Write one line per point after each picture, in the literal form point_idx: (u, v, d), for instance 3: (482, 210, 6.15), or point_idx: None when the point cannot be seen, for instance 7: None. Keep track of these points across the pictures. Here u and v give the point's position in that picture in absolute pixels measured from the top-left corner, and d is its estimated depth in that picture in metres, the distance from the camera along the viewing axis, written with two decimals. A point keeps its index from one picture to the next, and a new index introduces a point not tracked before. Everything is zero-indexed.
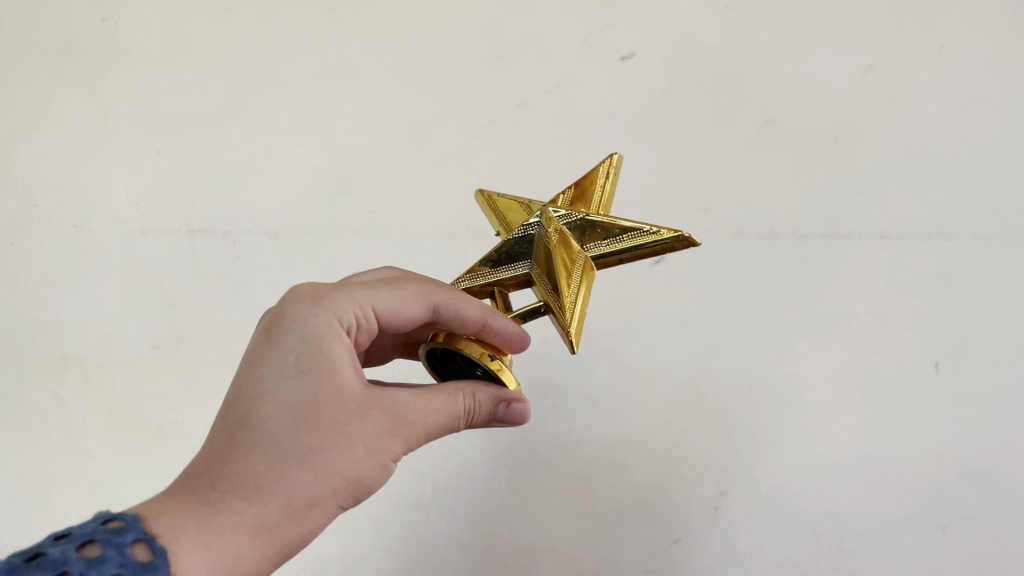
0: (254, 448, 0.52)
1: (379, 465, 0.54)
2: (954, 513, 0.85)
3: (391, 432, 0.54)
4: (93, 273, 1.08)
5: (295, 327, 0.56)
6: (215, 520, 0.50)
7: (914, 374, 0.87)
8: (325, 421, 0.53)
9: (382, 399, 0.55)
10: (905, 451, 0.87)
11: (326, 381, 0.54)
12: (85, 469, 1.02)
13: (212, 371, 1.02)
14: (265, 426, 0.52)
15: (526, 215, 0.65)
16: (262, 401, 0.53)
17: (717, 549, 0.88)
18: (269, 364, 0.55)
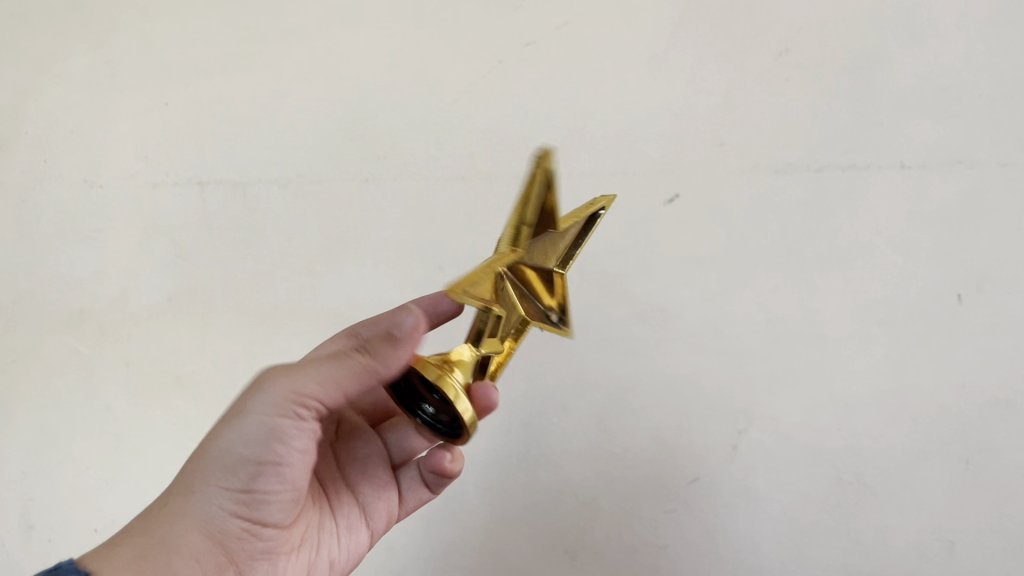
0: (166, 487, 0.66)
1: (242, 434, 0.60)
2: (977, 446, 0.84)
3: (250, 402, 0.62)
4: (105, 229, 1.08)
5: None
6: (118, 536, 0.62)
7: (935, 307, 0.87)
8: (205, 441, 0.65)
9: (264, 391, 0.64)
10: (929, 384, 0.86)
11: None
12: (108, 423, 1.04)
13: (226, 323, 1.03)
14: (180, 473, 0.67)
15: None
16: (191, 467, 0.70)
17: (734, 487, 0.88)
18: None
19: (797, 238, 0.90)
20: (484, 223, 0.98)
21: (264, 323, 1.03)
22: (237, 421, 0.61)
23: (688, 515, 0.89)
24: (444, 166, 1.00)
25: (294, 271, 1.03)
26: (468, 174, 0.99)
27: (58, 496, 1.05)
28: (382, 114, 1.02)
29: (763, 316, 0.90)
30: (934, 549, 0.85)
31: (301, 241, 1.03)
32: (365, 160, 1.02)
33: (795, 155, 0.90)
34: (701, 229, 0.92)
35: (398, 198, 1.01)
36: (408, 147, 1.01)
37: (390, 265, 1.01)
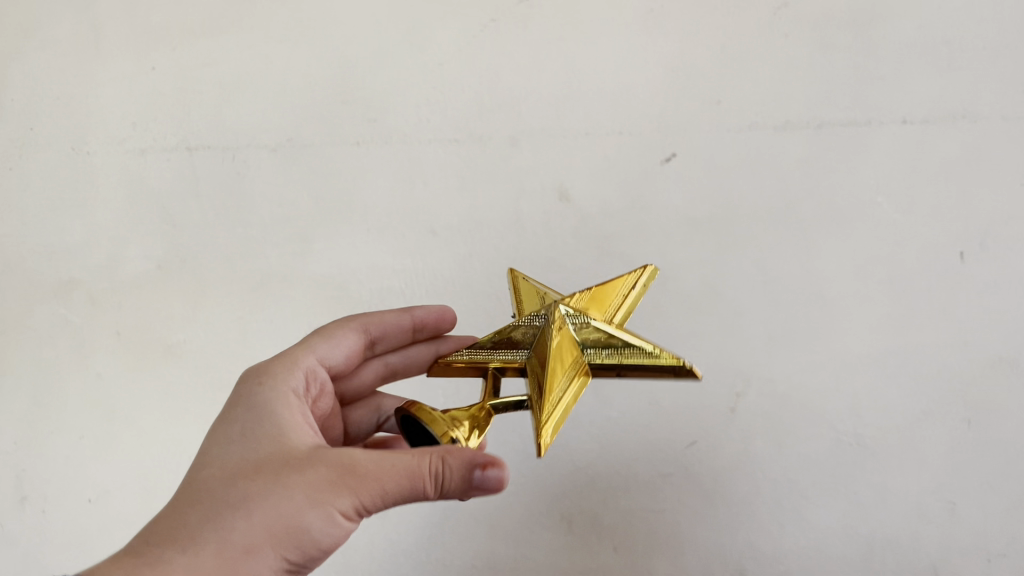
0: (191, 501, 0.54)
1: (323, 517, 0.53)
2: (980, 406, 0.84)
3: (334, 480, 0.54)
4: (93, 197, 1.06)
5: (252, 405, 0.62)
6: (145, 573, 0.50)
7: (938, 264, 0.86)
8: (267, 472, 0.55)
9: (331, 455, 0.55)
10: (931, 343, 0.85)
11: (269, 446, 0.58)
12: (98, 393, 1.03)
13: (217, 291, 1.02)
14: (206, 482, 0.56)
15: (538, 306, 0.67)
16: (208, 464, 0.58)
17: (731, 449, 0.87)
18: (218, 438, 0.60)
19: (796, 195, 0.88)
20: (476, 186, 0.96)
21: (255, 290, 1.01)
22: (315, 501, 0.53)
23: (687, 479, 0.87)
24: (436, 128, 0.98)
25: (285, 237, 1.01)
26: (461, 135, 0.97)
27: (46, 469, 1.03)
28: (371, 74, 0.99)
29: (762, 276, 0.89)
30: (936, 510, 0.84)
31: (292, 206, 1.01)
32: (355, 123, 1.00)
33: (795, 112, 0.89)
34: (698, 186, 0.90)
35: (390, 161, 0.99)
36: (399, 109, 0.99)
37: (381, 230, 0.98)
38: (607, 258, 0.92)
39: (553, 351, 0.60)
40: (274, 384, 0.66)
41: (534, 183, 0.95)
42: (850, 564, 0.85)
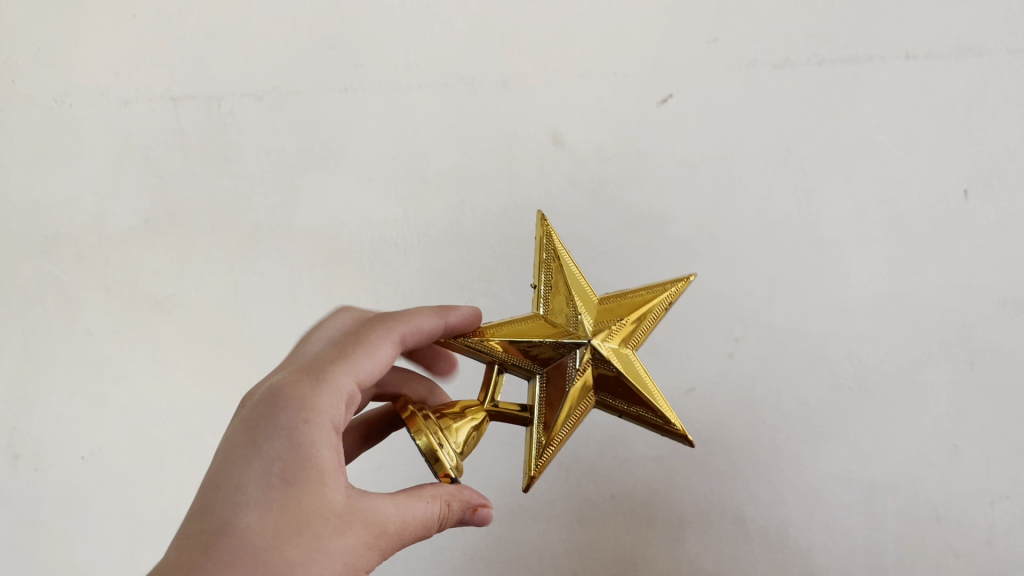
0: (228, 559, 0.48)
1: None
2: (984, 346, 0.82)
3: (370, 543, 0.52)
4: (77, 151, 1.03)
5: (283, 429, 0.53)
6: None
7: (942, 203, 0.83)
8: (309, 534, 0.49)
9: (367, 509, 0.52)
10: (934, 285, 0.83)
11: (311, 498, 0.50)
12: (91, 350, 1.02)
13: (206, 245, 1.00)
14: (244, 535, 0.49)
15: (565, 306, 0.62)
16: (239, 509, 0.50)
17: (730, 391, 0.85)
18: (249, 472, 0.51)
19: (796, 136, 0.86)
20: (468, 132, 0.94)
21: (245, 243, 0.99)
22: (353, 566, 0.51)
23: (684, 426, 0.86)
24: (426, 73, 0.95)
25: (274, 188, 0.98)
26: (451, 80, 0.94)
27: (38, 427, 1.02)
28: (359, 17, 0.95)
29: (761, 219, 0.87)
30: (938, 454, 0.83)
31: (280, 155, 0.98)
32: (343, 69, 0.96)
33: (796, 48, 0.86)
34: (695, 129, 0.88)
35: (379, 108, 0.96)
36: (386, 54, 0.95)
37: (372, 179, 0.96)
38: (602, 206, 0.90)
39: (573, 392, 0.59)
40: (310, 406, 0.54)
41: (527, 127, 0.92)
42: (852, 509, 0.83)
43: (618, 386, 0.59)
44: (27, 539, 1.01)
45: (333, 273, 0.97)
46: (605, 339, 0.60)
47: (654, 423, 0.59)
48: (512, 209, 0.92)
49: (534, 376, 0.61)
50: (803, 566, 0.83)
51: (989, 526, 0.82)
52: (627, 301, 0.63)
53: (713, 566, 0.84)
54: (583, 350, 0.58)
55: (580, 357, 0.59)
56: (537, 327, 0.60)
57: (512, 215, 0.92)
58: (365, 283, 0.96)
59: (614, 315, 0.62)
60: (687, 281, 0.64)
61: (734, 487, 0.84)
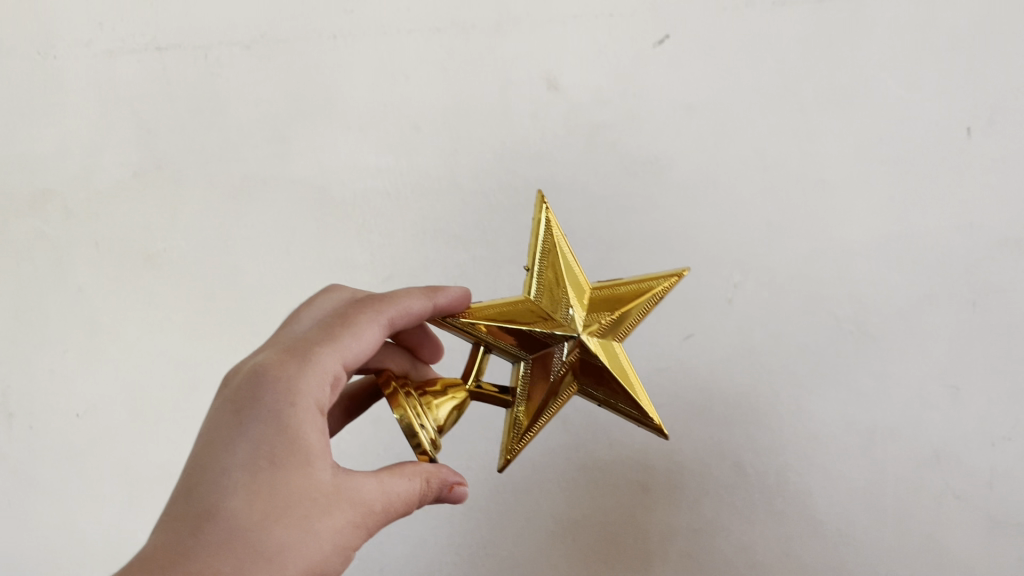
0: (216, 542, 0.48)
1: (343, 558, 0.51)
2: (985, 287, 0.81)
3: (357, 522, 0.52)
4: (61, 103, 1.00)
5: (267, 411, 0.52)
6: None
7: (945, 141, 0.82)
8: (296, 515, 0.49)
9: (352, 489, 0.52)
10: (936, 225, 0.82)
11: (297, 480, 0.50)
12: (84, 306, 1.00)
13: (196, 198, 0.98)
14: (231, 517, 0.49)
15: (557, 295, 0.61)
16: (225, 492, 0.50)
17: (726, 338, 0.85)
18: (235, 454, 0.51)
19: (796, 77, 0.84)
20: (460, 77, 0.91)
21: (235, 196, 0.97)
22: (339, 546, 0.51)
23: (682, 372, 0.85)
24: (416, 16, 0.92)
25: (263, 139, 0.96)
26: (443, 24, 0.91)
27: (34, 384, 1.01)
28: None
29: (761, 162, 0.85)
30: (939, 396, 0.82)
31: (268, 105, 0.96)
32: (332, 14, 0.94)
33: None
34: (693, 70, 0.86)
35: (369, 53, 0.93)
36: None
37: (362, 127, 0.94)
38: (599, 150, 0.88)
39: (554, 385, 0.60)
40: (295, 388, 0.54)
41: (521, 71, 0.90)
42: (851, 453, 0.83)
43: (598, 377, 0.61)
44: (24, 498, 1.01)
45: (326, 225, 0.95)
46: (592, 333, 0.60)
47: (630, 413, 0.61)
48: (506, 157, 0.90)
49: (518, 360, 0.62)
50: (803, 511, 0.83)
51: (989, 467, 0.81)
52: (621, 291, 0.63)
53: (712, 512, 0.84)
54: (569, 344, 0.59)
55: (564, 351, 0.59)
56: (525, 315, 0.60)
57: (506, 162, 0.90)
58: (358, 235, 0.95)
59: (604, 308, 0.61)
60: (681, 276, 0.63)
61: (732, 433, 0.83)
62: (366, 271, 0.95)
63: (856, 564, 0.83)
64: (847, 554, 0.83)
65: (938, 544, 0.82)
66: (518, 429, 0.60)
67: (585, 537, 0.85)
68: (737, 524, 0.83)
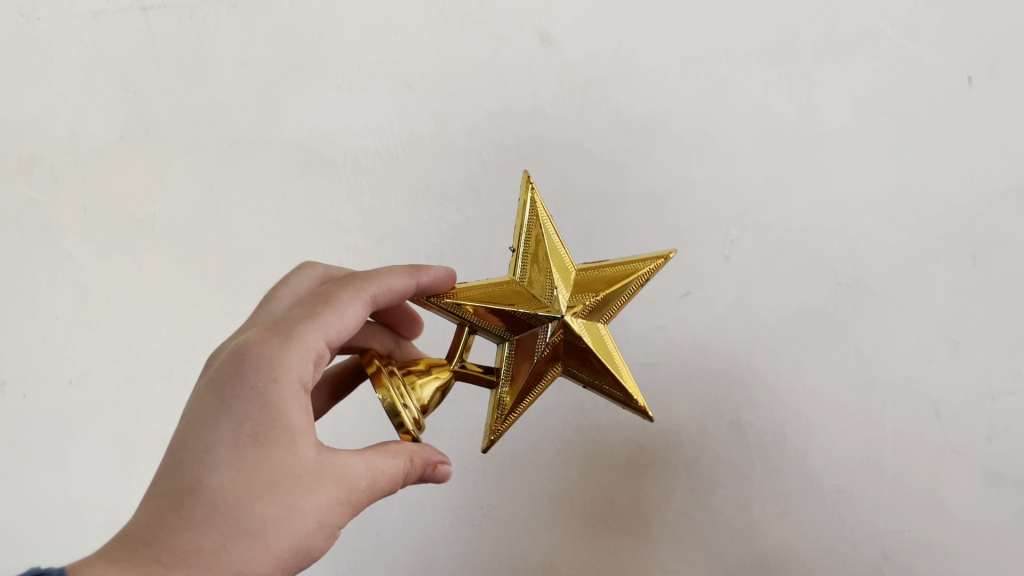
0: (199, 519, 0.48)
1: (328, 536, 0.51)
2: (986, 240, 0.80)
3: (341, 499, 0.51)
4: (48, 66, 0.97)
5: (249, 389, 0.51)
6: None
7: (946, 91, 0.80)
8: (279, 492, 0.49)
9: (337, 466, 0.51)
10: (934, 178, 0.81)
11: (280, 457, 0.50)
12: (74, 272, 0.99)
13: (184, 160, 0.96)
14: (214, 494, 0.48)
15: (543, 275, 0.60)
16: (208, 469, 0.49)
17: (721, 295, 0.85)
18: (218, 432, 0.50)
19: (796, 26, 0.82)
20: (451, 33, 0.89)
21: (225, 158, 0.96)
22: (323, 523, 0.50)
23: (680, 331, 0.85)
24: None
25: (252, 99, 0.94)
26: None
27: (27, 352, 1.00)
28: None
29: (758, 116, 0.84)
30: (937, 351, 0.82)
31: (256, 64, 0.94)
32: None
33: None
34: (691, 21, 0.84)
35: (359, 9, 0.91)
36: None
37: (353, 86, 0.92)
38: (594, 106, 0.87)
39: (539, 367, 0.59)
40: (277, 365, 0.52)
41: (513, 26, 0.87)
42: (849, 410, 0.83)
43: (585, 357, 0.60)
44: (20, 467, 1.00)
45: (317, 186, 0.94)
46: (577, 313, 0.59)
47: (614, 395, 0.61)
48: (500, 116, 0.89)
49: (503, 341, 0.61)
50: (801, 468, 0.83)
51: (988, 422, 0.81)
52: (605, 273, 0.61)
53: (710, 470, 0.84)
54: (554, 325, 0.58)
55: (550, 331, 0.58)
56: (511, 296, 0.59)
57: (500, 121, 0.89)
58: (348, 195, 0.93)
59: (590, 288, 0.60)
60: (667, 258, 0.62)
61: (730, 391, 0.83)
62: (359, 232, 0.94)
63: (855, 521, 0.82)
64: (846, 511, 0.82)
65: (938, 501, 0.81)
66: (502, 410, 0.59)
67: (581, 498, 0.85)
68: (735, 481, 0.83)
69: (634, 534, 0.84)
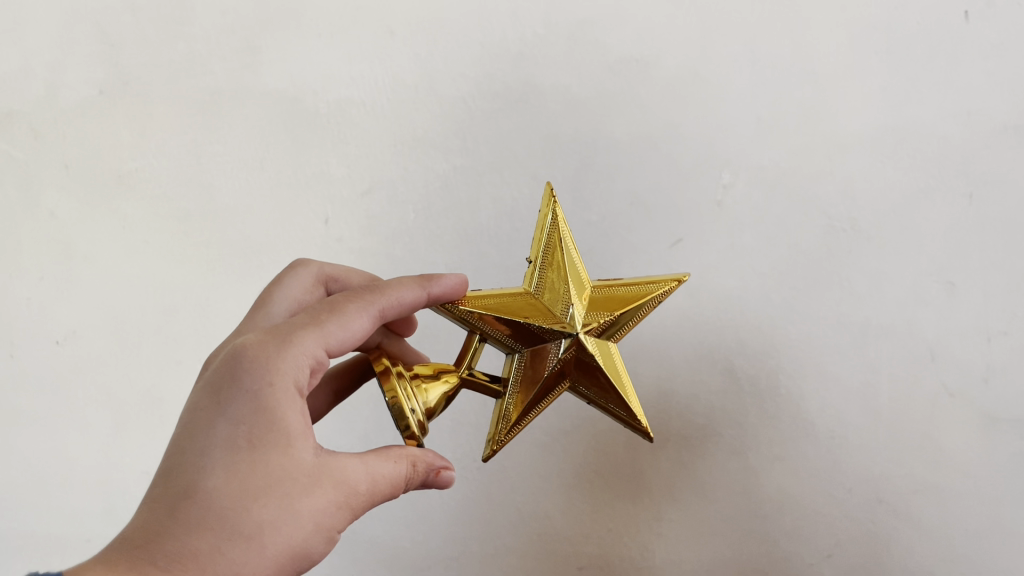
0: (195, 523, 0.48)
1: (328, 539, 0.51)
2: (982, 179, 0.79)
3: (340, 503, 0.51)
4: (22, 18, 0.95)
5: (244, 391, 0.51)
6: None
7: (942, 26, 0.78)
8: (275, 495, 0.49)
9: (335, 468, 0.51)
10: (931, 116, 0.79)
11: (276, 459, 0.49)
12: (55, 232, 0.98)
13: (166, 113, 0.94)
14: (210, 496, 0.48)
15: (558, 291, 0.59)
16: (203, 472, 0.49)
17: (712, 241, 0.83)
18: (212, 435, 0.50)
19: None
20: None
21: (205, 110, 0.93)
22: (320, 527, 0.50)
23: (672, 279, 0.85)
24: None
25: (231, 49, 0.91)
26: None
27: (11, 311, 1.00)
28: None
29: (751, 57, 0.82)
30: (932, 294, 0.81)
31: (235, 12, 0.91)
32: None
33: None
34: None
35: None
36: None
37: (334, 33, 0.89)
38: (582, 49, 0.84)
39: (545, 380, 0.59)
40: (272, 366, 0.51)
41: None
42: (845, 355, 0.82)
43: (594, 375, 0.60)
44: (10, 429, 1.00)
45: (299, 138, 0.91)
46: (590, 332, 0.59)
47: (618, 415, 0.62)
48: (485, 62, 0.86)
49: (513, 352, 0.61)
50: (795, 413, 0.82)
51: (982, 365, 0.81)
52: (620, 292, 0.61)
53: (705, 418, 0.83)
54: (568, 341, 0.58)
55: (563, 347, 0.58)
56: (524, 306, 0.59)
57: (485, 66, 0.86)
58: (333, 145, 0.91)
59: (603, 308, 0.60)
60: (682, 280, 0.61)
61: (725, 338, 0.83)
62: (343, 184, 0.91)
63: (849, 464, 0.82)
64: (840, 455, 0.82)
65: (931, 443, 0.81)
66: (504, 420, 0.59)
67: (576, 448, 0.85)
68: (730, 429, 0.83)
69: (628, 482, 0.84)
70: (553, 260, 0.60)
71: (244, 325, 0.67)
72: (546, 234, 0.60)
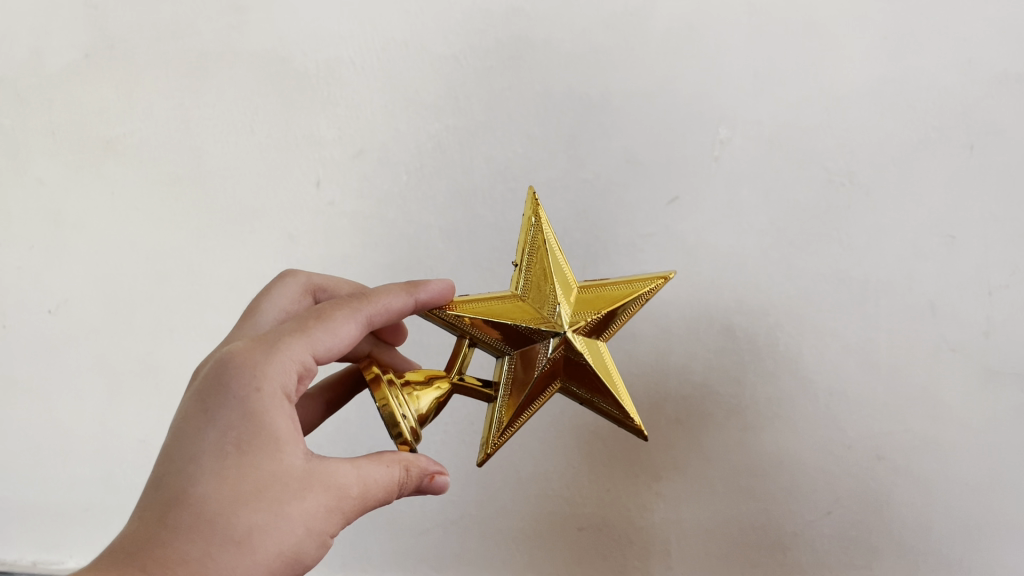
0: (185, 529, 0.47)
1: (316, 542, 0.49)
2: (1016, 371, 0.75)
3: (330, 506, 0.50)
4: (24, 124, 0.89)
5: (233, 397, 0.50)
6: None
7: (989, 213, 0.74)
8: (266, 498, 0.48)
9: (327, 472, 0.50)
10: (968, 305, 0.75)
11: (267, 465, 0.49)
12: (45, 348, 0.93)
13: (176, 238, 0.89)
14: (200, 505, 0.47)
15: (545, 300, 0.58)
16: (194, 480, 0.48)
17: (718, 346, 0.79)
18: (204, 442, 0.49)
19: (836, 67, 0.75)
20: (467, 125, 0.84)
21: None
22: (304, 545, 0.49)
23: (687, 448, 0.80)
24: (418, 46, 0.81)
25: None
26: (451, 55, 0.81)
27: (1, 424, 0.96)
28: None
29: None
30: (954, 413, 0.76)
31: None
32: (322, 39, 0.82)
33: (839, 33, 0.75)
34: (727, 61, 0.77)
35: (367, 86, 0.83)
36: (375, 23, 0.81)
37: None
38: (610, 163, 0.80)
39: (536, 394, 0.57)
40: (260, 370, 0.51)
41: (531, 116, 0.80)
42: (861, 536, 0.78)
43: (586, 373, 0.58)
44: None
45: None
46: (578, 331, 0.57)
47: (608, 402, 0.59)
48: None
49: (503, 355, 0.60)
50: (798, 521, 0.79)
51: (1004, 515, 0.76)
52: (607, 291, 0.60)
53: None
54: (556, 339, 0.56)
55: (552, 345, 0.56)
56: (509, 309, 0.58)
57: (506, 175, 0.82)
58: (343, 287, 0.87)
59: (591, 306, 0.59)
60: (668, 277, 0.61)
61: (727, 421, 0.79)
62: None
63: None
64: None
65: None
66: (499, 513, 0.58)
67: (573, 549, 0.83)
68: None
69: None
70: (537, 251, 0.60)
71: (233, 337, 0.66)
72: (532, 237, 0.60)
